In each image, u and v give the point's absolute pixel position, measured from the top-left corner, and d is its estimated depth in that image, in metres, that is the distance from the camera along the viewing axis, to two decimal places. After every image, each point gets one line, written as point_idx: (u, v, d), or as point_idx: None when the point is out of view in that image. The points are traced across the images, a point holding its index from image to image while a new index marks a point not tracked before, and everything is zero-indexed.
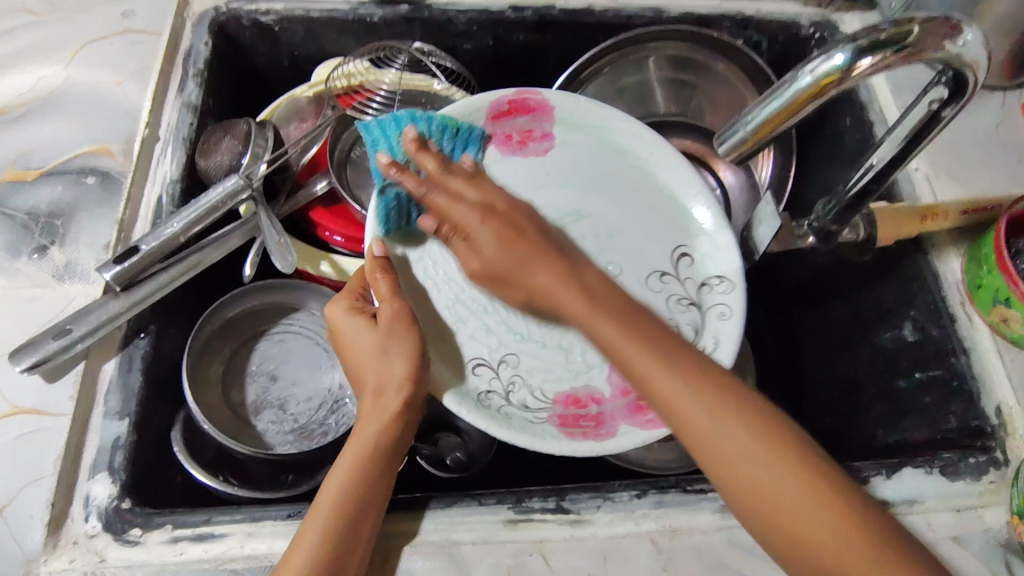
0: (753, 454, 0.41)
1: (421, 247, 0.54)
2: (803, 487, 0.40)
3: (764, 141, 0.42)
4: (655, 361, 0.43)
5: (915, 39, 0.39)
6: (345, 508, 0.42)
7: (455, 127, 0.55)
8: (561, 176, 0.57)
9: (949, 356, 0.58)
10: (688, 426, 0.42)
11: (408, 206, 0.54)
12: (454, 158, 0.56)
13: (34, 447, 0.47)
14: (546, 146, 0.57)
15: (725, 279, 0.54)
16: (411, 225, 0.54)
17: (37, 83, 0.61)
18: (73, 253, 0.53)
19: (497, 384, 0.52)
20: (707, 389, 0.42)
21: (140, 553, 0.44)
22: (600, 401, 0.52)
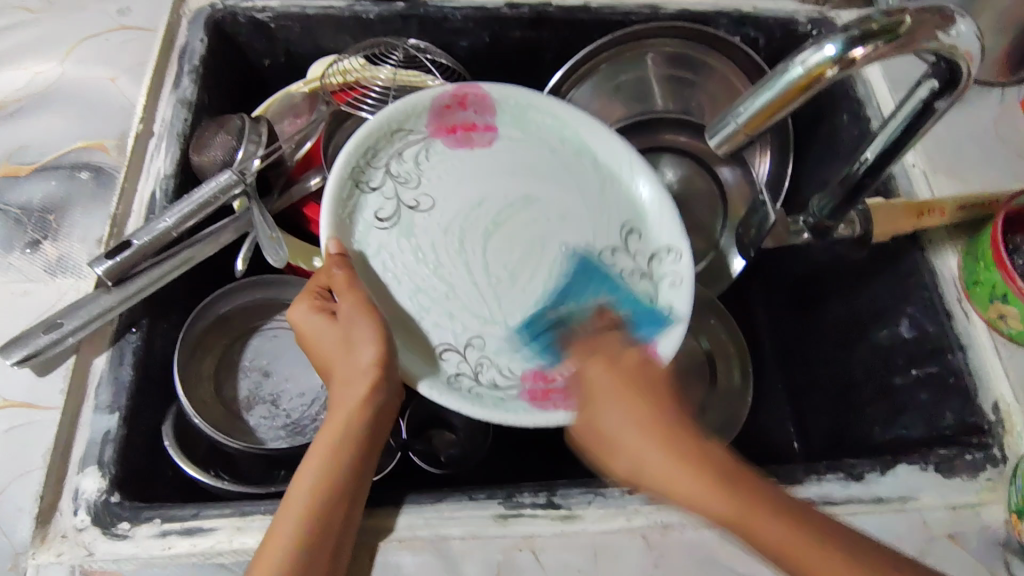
0: (796, 538, 0.37)
1: (376, 243, 0.54)
2: (870, 572, 0.35)
3: (755, 132, 0.42)
4: (678, 466, 0.40)
5: (908, 29, 0.39)
6: (315, 496, 0.42)
7: (400, 124, 0.57)
8: (503, 167, 0.58)
9: (945, 353, 0.58)
10: (750, 521, 0.38)
11: (363, 201, 0.55)
12: (399, 153, 0.57)
13: (24, 441, 0.47)
14: (489, 138, 0.58)
15: (674, 251, 0.55)
16: (364, 219, 0.54)
17: (33, 79, 0.61)
18: (65, 247, 0.53)
19: (467, 366, 0.52)
20: (706, 458, 0.40)
21: (128, 547, 0.44)
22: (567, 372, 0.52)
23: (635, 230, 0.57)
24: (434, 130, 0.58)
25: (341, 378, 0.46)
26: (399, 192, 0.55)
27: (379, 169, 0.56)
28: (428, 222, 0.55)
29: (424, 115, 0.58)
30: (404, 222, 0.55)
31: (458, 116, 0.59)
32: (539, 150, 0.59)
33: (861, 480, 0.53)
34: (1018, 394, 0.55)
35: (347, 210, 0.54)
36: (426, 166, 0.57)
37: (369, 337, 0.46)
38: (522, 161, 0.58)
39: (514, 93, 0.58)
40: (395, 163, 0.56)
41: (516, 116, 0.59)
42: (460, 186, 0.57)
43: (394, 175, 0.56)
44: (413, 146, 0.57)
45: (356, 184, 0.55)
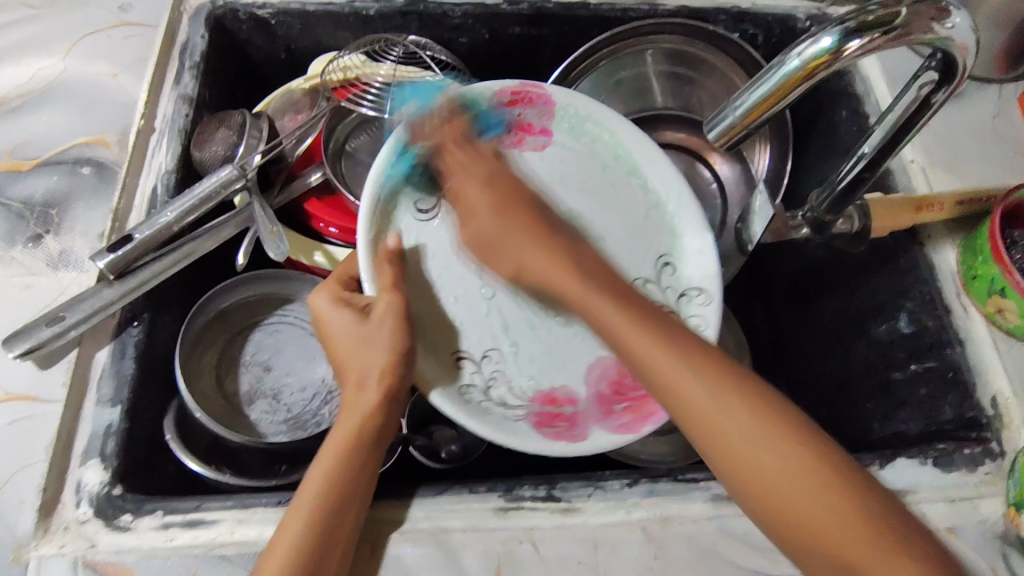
0: (781, 460, 0.38)
1: (410, 231, 0.54)
2: (834, 504, 0.37)
3: (753, 125, 0.42)
4: (656, 347, 0.42)
5: (902, 21, 0.39)
6: (322, 496, 0.42)
7: (461, 117, 0.56)
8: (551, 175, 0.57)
9: (944, 348, 0.58)
10: (726, 431, 0.39)
11: (398, 202, 0.54)
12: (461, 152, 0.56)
13: (26, 434, 0.47)
14: (544, 140, 0.58)
15: (704, 290, 0.55)
16: (405, 216, 0.54)
17: (34, 75, 0.61)
18: (67, 242, 0.53)
19: (478, 379, 0.53)
20: (716, 372, 0.41)
21: (130, 539, 0.44)
22: (575, 403, 0.53)
23: (670, 263, 0.56)
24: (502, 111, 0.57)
25: (357, 384, 0.47)
26: (445, 192, 0.55)
27: (417, 172, 0.55)
28: (452, 235, 0.55)
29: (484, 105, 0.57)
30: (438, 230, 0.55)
31: (517, 114, 0.58)
32: (603, 156, 0.58)
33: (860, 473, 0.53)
34: (1016, 387, 0.55)
35: (385, 210, 0.53)
36: None
37: (389, 346, 0.47)
38: (580, 172, 0.58)
39: (583, 102, 0.58)
40: (452, 167, 0.56)
41: (580, 129, 0.59)
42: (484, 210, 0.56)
43: (427, 176, 0.55)
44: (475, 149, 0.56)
45: (405, 179, 0.54)
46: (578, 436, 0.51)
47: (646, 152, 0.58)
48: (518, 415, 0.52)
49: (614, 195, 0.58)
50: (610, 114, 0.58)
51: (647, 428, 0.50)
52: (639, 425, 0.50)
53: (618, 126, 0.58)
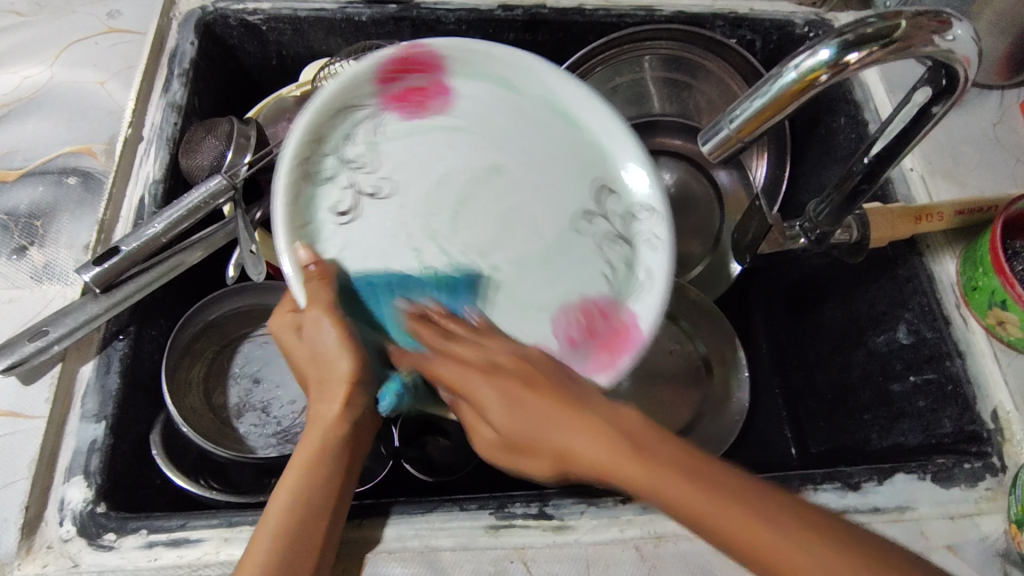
0: (687, 505, 0.34)
1: (332, 238, 0.50)
2: (798, 553, 0.32)
3: (749, 139, 0.42)
4: (584, 432, 0.38)
5: (902, 34, 0.38)
6: (288, 518, 0.41)
7: (348, 100, 0.53)
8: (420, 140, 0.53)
9: (944, 360, 0.57)
10: (655, 489, 0.35)
11: (319, 194, 0.51)
12: (349, 133, 0.53)
13: (9, 450, 0.46)
14: (444, 102, 0.54)
15: (650, 209, 0.52)
16: (322, 217, 0.50)
17: (21, 83, 0.61)
18: (52, 253, 0.52)
19: (434, 374, 0.49)
20: (612, 434, 0.37)
21: (113, 558, 0.43)
22: (549, 355, 0.49)
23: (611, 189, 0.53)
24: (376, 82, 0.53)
25: (317, 391, 0.46)
26: (357, 178, 0.51)
27: (332, 157, 0.52)
28: (390, 215, 0.51)
29: (369, 86, 0.53)
30: (368, 219, 0.51)
31: (406, 81, 0.54)
32: (486, 129, 0.54)
33: (858, 488, 0.52)
34: (1018, 402, 0.54)
35: (301, 206, 0.50)
36: (380, 149, 0.53)
37: (341, 350, 0.45)
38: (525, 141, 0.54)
39: (497, 57, 0.54)
40: (348, 147, 0.52)
41: (479, 74, 0.55)
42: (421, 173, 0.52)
43: (348, 162, 0.52)
44: (362, 124, 0.53)
45: (310, 173, 0.51)
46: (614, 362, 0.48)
47: (530, 80, 0.54)
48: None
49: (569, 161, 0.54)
50: (492, 55, 0.54)
51: (623, 362, 0.48)
52: (614, 361, 0.48)
53: (498, 64, 0.54)
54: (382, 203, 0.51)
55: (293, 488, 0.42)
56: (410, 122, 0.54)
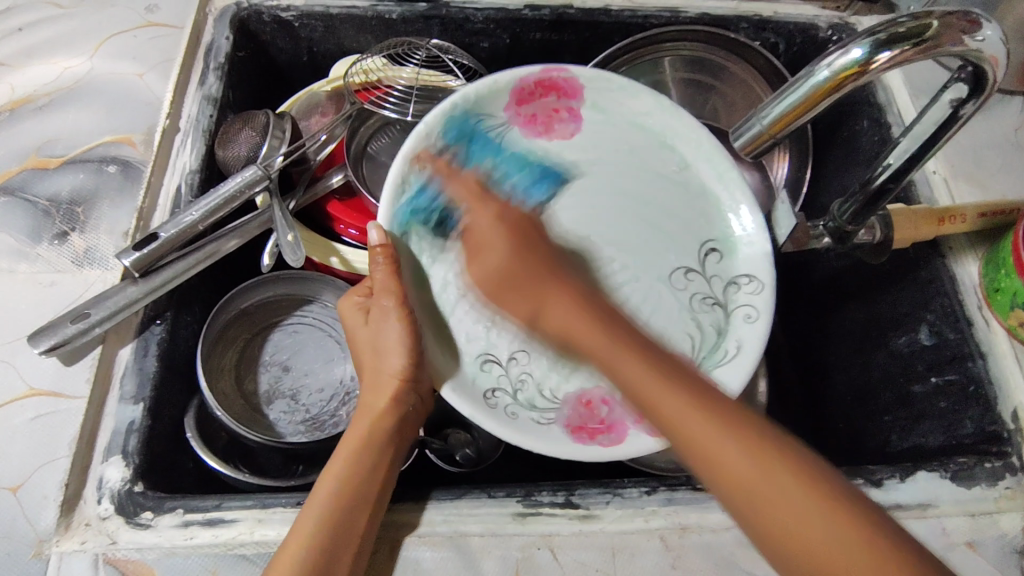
0: (804, 514, 0.37)
1: (430, 242, 0.53)
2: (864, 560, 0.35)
3: (780, 135, 0.42)
4: (675, 391, 0.42)
5: (933, 33, 0.39)
6: (337, 493, 0.44)
7: (478, 108, 0.55)
8: (530, 169, 0.56)
9: (965, 361, 0.57)
10: (692, 439, 0.40)
11: (425, 192, 0.53)
12: (469, 141, 0.55)
13: (49, 430, 0.47)
14: (570, 129, 0.57)
15: (753, 279, 0.55)
16: (418, 230, 0.53)
17: (61, 74, 0.62)
18: (92, 240, 0.54)
19: (506, 382, 0.52)
20: (705, 400, 0.41)
21: (151, 536, 0.44)
22: (611, 404, 0.51)
23: (716, 249, 0.56)
24: (512, 112, 0.56)
25: (371, 380, 0.50)
26: (461, 189, 0.54)
27: (446, 156, 0.54)
28: (480, 244, 0.54)
29: (502, 96, 0.56)
30: (457, 243, 0.54)
31: (537, 98, 0.57)
32: (650, 161, 0.58)
33: (880, 485, 0.52)
34: None
35: (408, 203, 0.52)
36: (490, 164, 0.56)
37: (394, 344, 0.49)
38: (620, 180, 0.57)
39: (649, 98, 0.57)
40: (461, 153, 0.55)
41: (604, 107, 0.58)
42: (518, 203, 0.55)
43: (460, 167, 0.55)
44: (487, 131, 0.56)
45: (425, 171, 0.53)
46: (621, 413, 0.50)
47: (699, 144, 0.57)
48: (548, 420, 0.51)
49: (670, 207, 0.57)
50: (623, 89, 0.57)
51: None
52: None
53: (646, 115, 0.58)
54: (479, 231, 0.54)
55: (348, 458, 0.46)
56: (521, 152, 0.57)
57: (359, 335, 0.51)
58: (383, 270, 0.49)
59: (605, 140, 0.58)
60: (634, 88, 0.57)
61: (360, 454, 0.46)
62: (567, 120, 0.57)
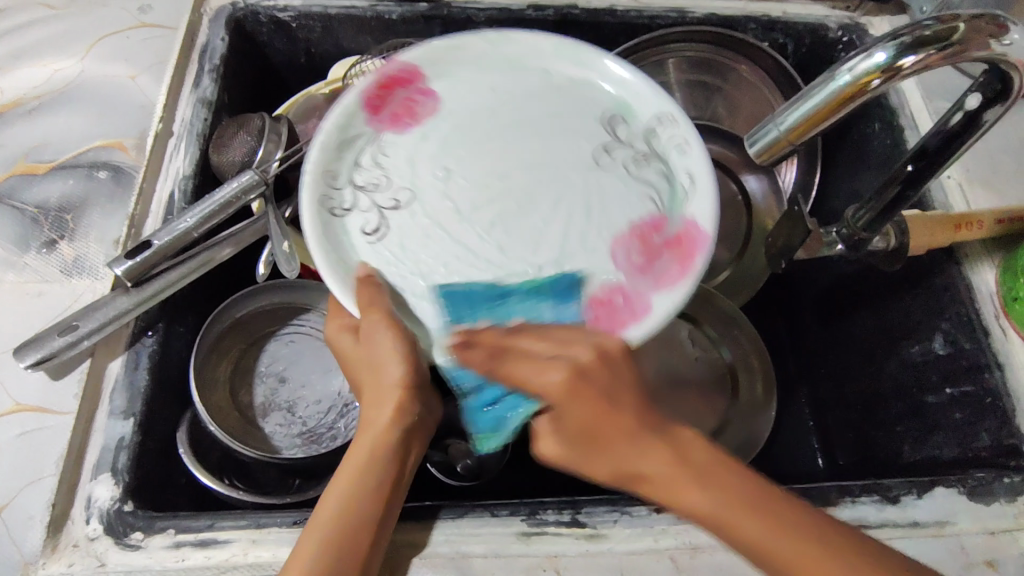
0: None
1: (382, 257, 0.44)
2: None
3: (798, 142, 0.40)
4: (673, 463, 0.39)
5: (960, 37, 0.37)
6: (333, 527, 0.40)
7: (342, 132, 0.47)
8: (456, 129, 0.47)
9: (982, 372, 0.56)
10: (728, 524, 0.38)
11: (344, 225, 0.44)
12: (354, 162, 0.46)
13: (36, 447, 0.45)
14: (432, 104, 0.48)
15: (666, 116, 0.48)
16: (354, 242, 0.44)
17: (51, 76, 0.60)
18: (82, 248, 0.52)
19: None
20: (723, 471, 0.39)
21: (140, 558, 0.42)
22: (618, 289, 0.43)
23: (617, 117, 0.49)
24: (359, 102, 0.47)
25: (370, 399, 0.45)
26: (373, 197, 0.45)
27: (343, 186, 0.46)
28: (422, 211, 0.45)
29: (357, 113, 0.47)
30: (400, 227, 0.44)
31: (394, 95, 0.48)
32: (551, 109, 0.49)
33: (897, 502, 0.51)
34: None
35: (340, 244, 0.43)
36: (387, 159, 0.46)
37: (390, 359, 0.43)
38: (513, 132, 0.47)
39: (430, 47, 0.49)
40: (358, 172, 0.46)
41: (451, 73, 0.49)
42: (452, 161, 0.46)
43: (360, 183, 0.45)
44: (361, 147, 0.47)
45: (332, 211, 0.44)
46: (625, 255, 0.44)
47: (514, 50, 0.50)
48: None
49: (550, 131, 0.48)
50: (455, 47, 0.50)
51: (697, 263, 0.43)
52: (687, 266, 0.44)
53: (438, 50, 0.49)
54: (415, 189, 0.45)
55: (347, 482, 0.42)
56: (413, 138, 0.47)
57: (350, 354, 0.46)
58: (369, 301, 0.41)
59: (524, 95, 0.49)
60: (457, 38, 0.50)
61: (358, 480, 0.42)
62: (420, 95, 0.48)
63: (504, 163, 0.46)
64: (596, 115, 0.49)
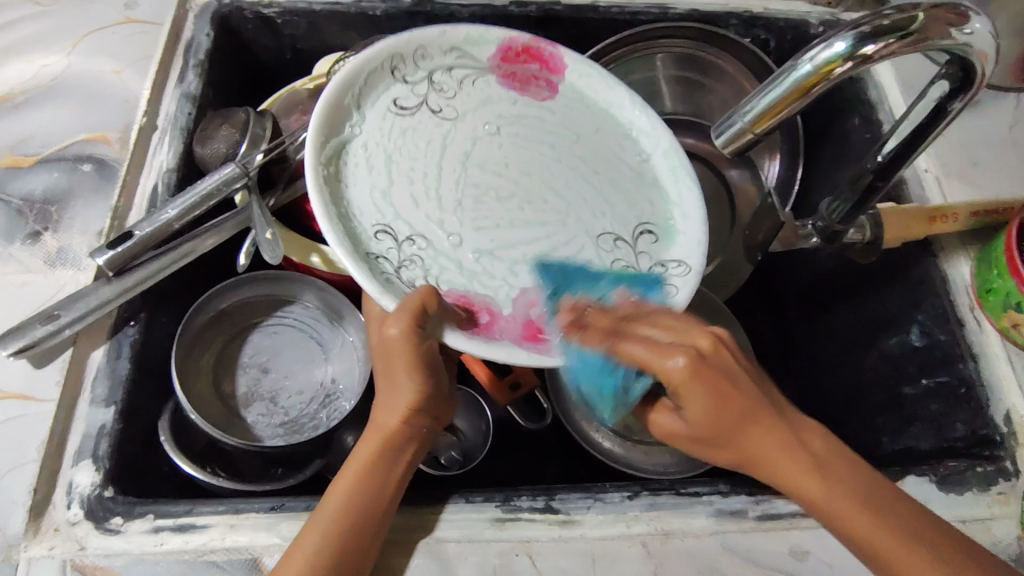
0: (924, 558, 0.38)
1: (378, 123, 0.50)
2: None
3: (762, 132, 0.41)
4: (789, 455, 0.41)
5: (919, 26, 0.38)
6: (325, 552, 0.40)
7: (467, 46, 0.54)
8: (502, 111, 0.54)
9: (956, 362, 0.56)
10: (839, 514, 0.40)
11: (391, 87, 0.52)
12: (448, 69, 0.54)
13: (18, 434, 0.46)
14: (546, 95, 0.55)
15: (683, 264, 0.50)
16: (382, 101, 0.51)
17: (38, 71, 0.61)
18: (65, 239, 0.53)
19: (394, 255, 0.47)
20: (827, 459, 0.41)
21: (120, 542, 0.43)
22: (493, 314, 0.47)
23: (652, 233, 0.52)
24: (494, 62, 0.55)
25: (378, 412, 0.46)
26: (429, 95, 0.52)
27: (422, 72, 0.53)
28: (443, 134, 0.52)
29: (491, 48, 0.55)
30: (416, 126, 0.51)
31: (524, 66, 0.55)
32: (599, 165, 0.54)
33: None
34: None
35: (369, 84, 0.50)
36: (467, 91, 0.54)
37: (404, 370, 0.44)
38: (549, 139, 0.54)
39: (600, 79, 0.56)
40: (443, 75, 0.54)
41: (577, 91, 0.56)
42: (482, 138, 0.52)
43: (435, 83, 0.53)
44: (466, 70, 0.54)
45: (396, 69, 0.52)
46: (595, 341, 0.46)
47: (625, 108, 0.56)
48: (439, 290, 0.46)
49: (595, 164, 0.54)
50: (632, 103, 0.56)
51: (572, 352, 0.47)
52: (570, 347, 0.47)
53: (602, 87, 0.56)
54: (455, 124, 0.52)
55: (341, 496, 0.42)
56: (506, 98, 0.55)
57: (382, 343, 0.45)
58: (399, 326, 0.42)
59: (592, 142, 0.55)
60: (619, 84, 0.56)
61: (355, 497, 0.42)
62: (544, 87, 0.55)
63: (520, 163, 0.52)
64: (622, 179, 0.54)
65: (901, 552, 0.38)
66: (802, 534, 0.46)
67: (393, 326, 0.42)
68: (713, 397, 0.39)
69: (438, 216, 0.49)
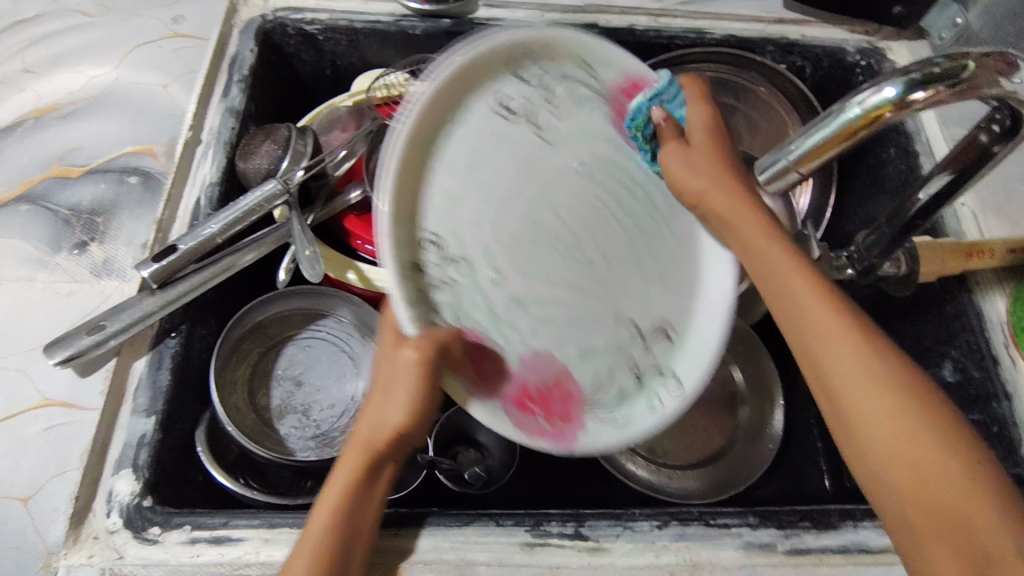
0: (903, 429, 0.36)
1: (480, 125, 0.44)
2: (932, 455, 0.35)
3: (807, 169, 0.43)
4: (802, 282, 0.41)
5: (970, 75, 0.38)
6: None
7: (596, 61, 0.48)
8: (589, 143, 0.48)
9: (990, 401, 0.56)
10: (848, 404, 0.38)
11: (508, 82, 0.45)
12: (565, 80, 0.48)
13: (62, 441, 0.47)
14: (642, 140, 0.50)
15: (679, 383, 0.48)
16: (491, 97, 0.45)
17: (87, 83, 0.63)
18: (111, 250, 0.54)
19: (433, 272, 0.43)
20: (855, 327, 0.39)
21: (157, 552, 0.44)
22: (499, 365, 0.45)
23: (667, 335, 0.49)
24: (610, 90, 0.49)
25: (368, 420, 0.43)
26: (538, 108, 0.46)
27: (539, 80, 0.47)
28: (536, 154, 0.46)
29: (618, 70, 0.49)
30: (513, 136, 0.45)
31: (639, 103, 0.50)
32: (656, 243, 0.49)
33: None
34: None
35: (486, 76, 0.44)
36: (574, 109, 0.48)
37: (406, 398, 0.42)
38: (621, 199, 0.48)
39: None
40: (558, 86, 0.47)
41: None
42: (571, 173, 0.47)
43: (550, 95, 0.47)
44: (582, 86, 0.48)
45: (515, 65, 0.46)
46: (570, 437, 0.45)
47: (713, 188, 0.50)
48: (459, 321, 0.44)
49: (654, 238, 0.49)
50: None
51: (540, 442, 0.45)
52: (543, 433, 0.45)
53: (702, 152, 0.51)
54: (552, 151, 0.46)
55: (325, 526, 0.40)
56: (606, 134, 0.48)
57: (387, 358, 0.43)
58: (414, 348, 0.41)
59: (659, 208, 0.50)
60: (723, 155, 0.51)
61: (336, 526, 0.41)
62: None
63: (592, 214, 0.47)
64: (672, 267, 0.50)
65: (897, 448, 0.36)
66: (831, 571, 0.46)
67: (411, 349, 0.41)
68: (719, 161, 0.46)
69: (488, 251, 0.44)
